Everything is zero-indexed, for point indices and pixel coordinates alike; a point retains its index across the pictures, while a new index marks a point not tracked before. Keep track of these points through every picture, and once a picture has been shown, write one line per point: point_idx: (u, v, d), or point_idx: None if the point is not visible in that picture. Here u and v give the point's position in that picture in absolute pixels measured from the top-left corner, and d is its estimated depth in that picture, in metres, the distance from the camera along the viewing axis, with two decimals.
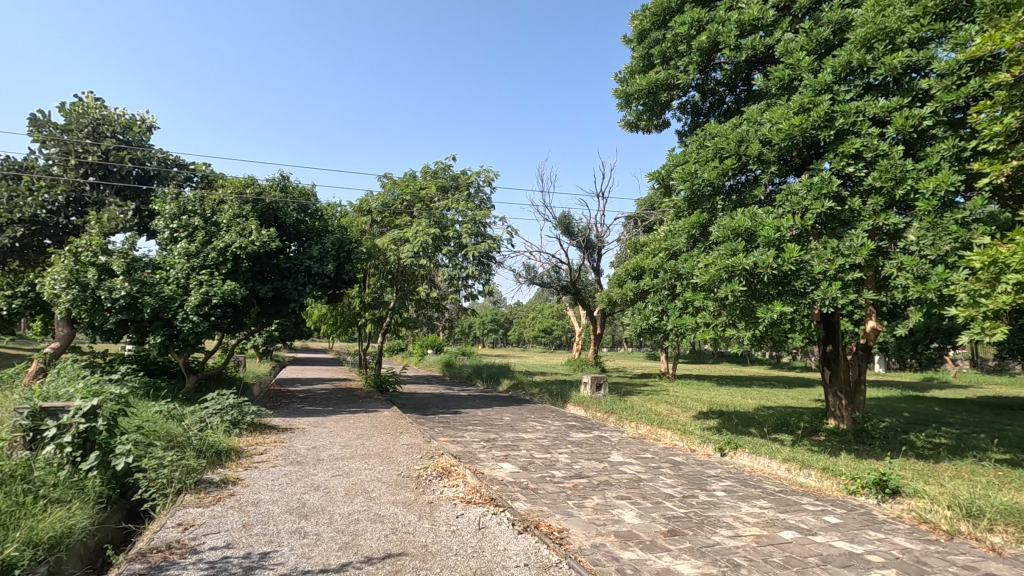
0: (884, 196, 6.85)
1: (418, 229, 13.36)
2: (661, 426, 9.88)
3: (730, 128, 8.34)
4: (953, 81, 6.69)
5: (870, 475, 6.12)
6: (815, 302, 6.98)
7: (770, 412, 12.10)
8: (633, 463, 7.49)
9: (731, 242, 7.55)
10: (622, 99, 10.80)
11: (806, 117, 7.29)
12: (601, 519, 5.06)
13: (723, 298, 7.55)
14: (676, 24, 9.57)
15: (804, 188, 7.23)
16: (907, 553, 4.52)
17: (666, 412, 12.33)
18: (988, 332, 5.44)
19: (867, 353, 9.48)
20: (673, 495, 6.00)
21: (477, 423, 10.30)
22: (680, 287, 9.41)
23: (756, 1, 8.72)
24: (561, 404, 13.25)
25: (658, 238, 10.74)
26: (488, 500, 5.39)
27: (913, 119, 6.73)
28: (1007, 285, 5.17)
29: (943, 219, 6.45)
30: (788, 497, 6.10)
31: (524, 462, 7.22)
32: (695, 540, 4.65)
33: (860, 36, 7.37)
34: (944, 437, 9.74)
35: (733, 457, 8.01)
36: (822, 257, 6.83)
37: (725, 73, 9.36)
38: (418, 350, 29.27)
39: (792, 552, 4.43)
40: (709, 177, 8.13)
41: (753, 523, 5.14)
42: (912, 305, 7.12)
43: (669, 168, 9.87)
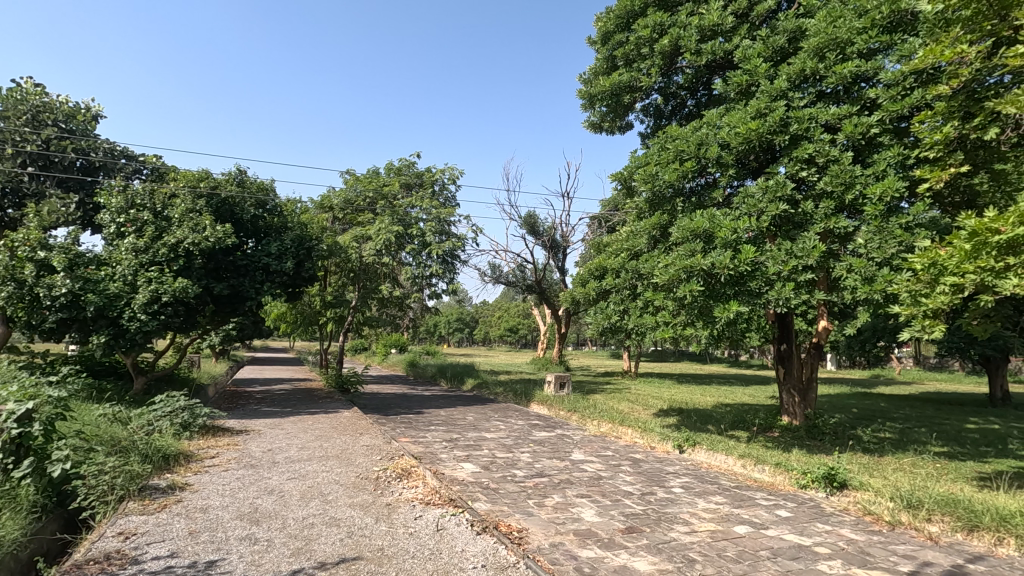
0: (835, 200, 7.11)
1: (381, 227, 13.11)
2: (623, 424, 10.01)
3: (691, 131, 8.51)
4: (898, 91, 6.94)
5: (820, 469, 6.33)
6: (770, 302, 7.18)
7: (727, 408, 12.47)
8: (594, 461, 7.55)
9: (690, 242, 7.70)
10: (586, 100, 10.90)
11: (762, 122, 7.49)
12: (560, 518, 5.08)
13: (682, 298, 7.71)
14: (639, 28, 9.71)
15: (760, 191, 7.42)
16: (852, 544, 4.69)
17: (628, 410, 12.51)
18: (928, 330, 5.70)
19: (819, 352, 9.78)
20: (632, 493, 6.08)
21: (440, 423, 10.21)
22: (641, 286, 9.71)
23: (716, 7, 8.92)
24: (525, 403, 13.27)
25: (621, 239, 10.89)
26: (448, 501, 5.34)
27: (860, 127, 7.00)
28: (945, 286, 5.43)
29: (888, 223, 6.76)
30: (742, 492, 6.26)
31: (486, 462, 7.18)
32: (651, 536, 4.72)
33: (813, 46, 7.60)
34: (888, 432, 10.18)
35: (691, 453, 8.17)
36: (776, 259, 7.04)
37: (685, 77, 9.55)
38: (381, 349, 28.88)
39: (745, 546, 4.54)
40: (670, 178, 8.29)
41: (708, 519, 5.25)
42: (861, 306, 7.40)
43: (632, 170, 10.04)
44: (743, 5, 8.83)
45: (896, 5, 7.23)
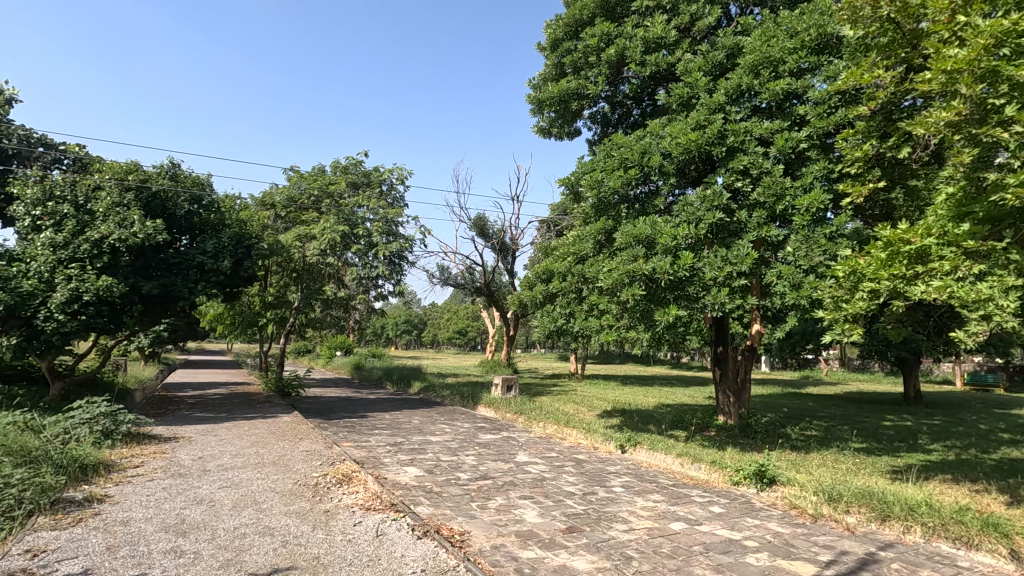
0: (767, 210, 7.50)
1: (325, 226, 12.71)
2: (567, 426, 10.15)
3: (635, 140, 8.75)
4: (825, 109, 7.39)
5: (751, 466, 6.63)
6: (707, 306, 7.49)
7: (668, 409, 12.91)
8: (538, 463, 7.62)
9: (632, 248, 7.90)
10: (535, 105, 11.07)
11: (702, 134, 7.79)
12: (503, 520, 5.10)
13: (625, 302, 7.90)
14: (586, 37, 9.92)
15: (698, 199, 7.72)
16: (778, 537, 4.94)
17: (573, 411, 12.71)
18: (848, 333, 6.09)
19: (753, 354, 10.20)
20: (574, 493, 6.17)
21: (384, 427, 10.02)
22: (586, 290, 9.89)
23: (660, 21, 9.22)
24: (472, 405, 13.24)
25: (568, 243, 11.06)
26: (389, 506, 5.26)
27: (791, 141, 7.40)
28: (863, 292, 5.82)
29: (814, 233, 7.19)
30: (679, 490, 6.49)
31: (430, 466, 7.11)
32: (591, 535, 4.81)
33: (748, 63, 7.97)
34: (814, 430, 10.77)
35: (632, 453, 8.37)
36: (713, 264, 7.33)
37: (630, 87, 9.81)
38: (325, 352, 28.11)
39: (679, 542, 4.71)
40: (614, 185, 8.51)
41: (646, 516, 5.41)
42: (790, 310, 7.82)
43: (578, 175, 10.25)
44: (685, 20, 9.16)
45: (822, 29, 7.73)
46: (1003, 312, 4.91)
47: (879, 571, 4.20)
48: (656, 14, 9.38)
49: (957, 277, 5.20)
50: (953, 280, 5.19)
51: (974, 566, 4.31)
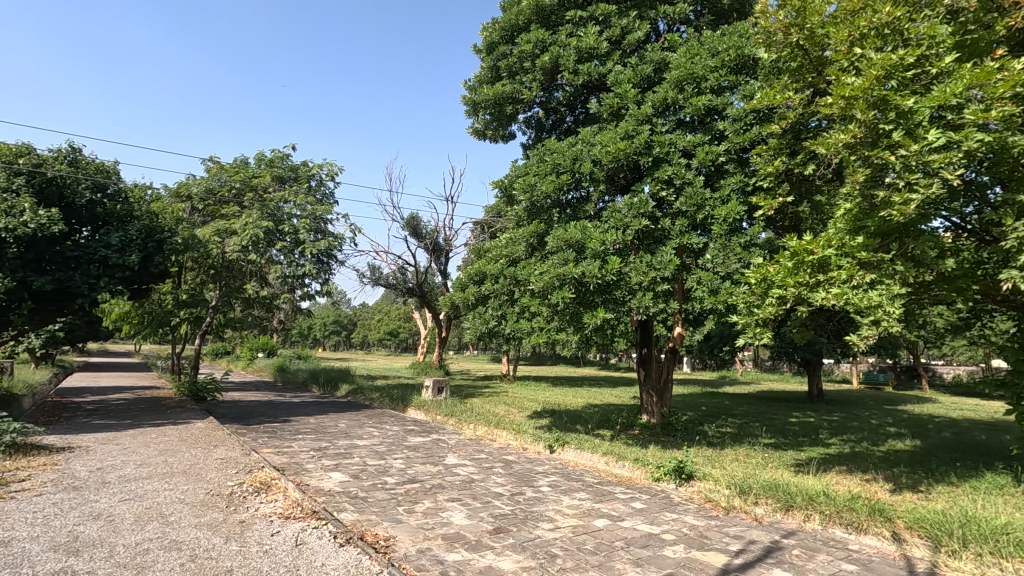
0: (688, 218, 7.89)
1: (248, 221, 12.12)
2: (498, 427, 10.20)
3: (567, 147, 8.95)
4: (741, 125, 7.86)
5: (671, 463, 6.93)
6: (632, 310, 7.77)
7: (595, 409, 13.27)
8: (467, 465, 7.61)
9: (563, 252, 8.07)
10: (470, 107, 11.08)
11: (630, 144, 8.09)
12: (429, 523, 5.04)
13: (555, 305, 8.05)
14: (522, 42, 10.03)
15: (626, 207, 7.99)
16: (694, 529, 5.21)
17: (503, 412, 12.79)
18: (758, 336, 6.52)
19: (674, 356, 10.65)
20: (502, 494, 6.21)
21: (308, 431, 9.65)
22: (518, 292, 9.99)
23: (592, 32, 9.47)
24: (401, 408, 13.01)
25: (501, 245, 11.13)
26: (310, 514, 5.06)
27: (711, 155, 7.82)
28: (773, 298, 6.25)
29: (730, 242, 7.62)
30: (604, 487, 6.69)
31: (356, 470, 6.92)
32: (518, 535, 4.86)
33: (673, 78, 8.35)
34: (729, 427, 11.43)
35: (560, 453, 8.53)
36: (639, 270, 7.61)
37: (564, 94, 10.02)
38: (246, 353, 26.68)
39: (602, 538, 4.85)
40: (547, 190, 8.66)
41: (571, 514, 5.53)
42: (709, 314, 8.26)
43: (512, 178, 10.36)
44: (616, 32, 9.45)
45: (740, 51, 8.23)
46: (890, 317, 5.45)
47: (781, 558, 4.52)
48: (589, 25, 9.63)
49: (852, 285, 5.70)
50: (849, 288, 5.69)
51: (863, 548, 4.74)
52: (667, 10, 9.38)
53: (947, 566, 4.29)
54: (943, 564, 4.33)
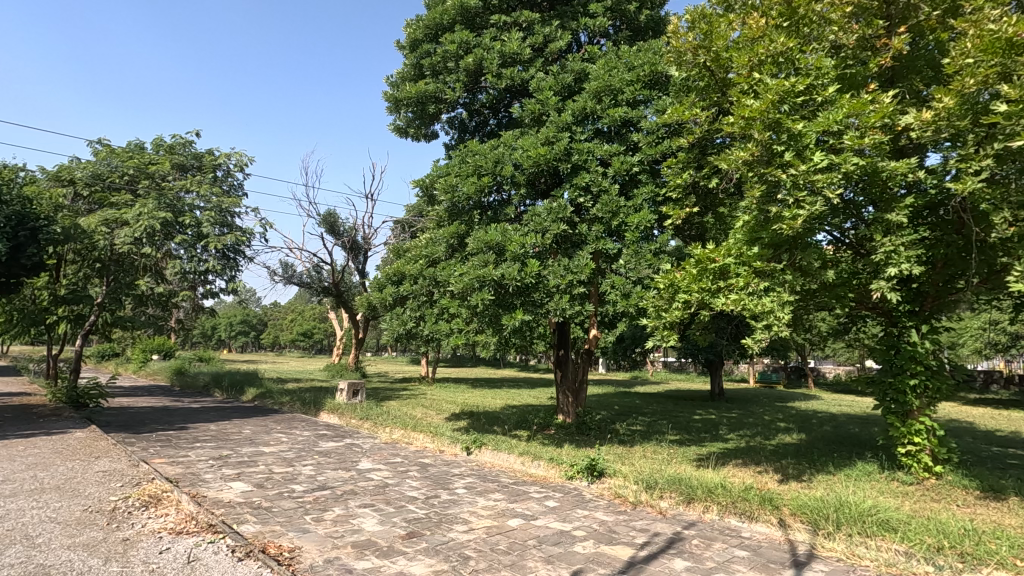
0: (604, 225, 8.18)
1: (142, 211, 11.12)
2: (414, 430, 10.04)
3: (489, 149, 9.00)
4: (654, 138, 8.27)
5: (584, 461, 7.15)
6: (550, 312, 7.92)
7: (513, 410, 13.40)
8: (381, 469, 7.42)
9: (483, 254, 8.11)
10: (392, 103, 10.85)
11: (550, 150, 8.26)
12: (338, 531, 4.86)
13: (474, 306, 8.05)
14: (446, 42, 9.97)
15: (545, 211, 8.16)
16: (603, 524, 5.39)
17: (421, 415, 12.61)
18: (665, 339, 6.88)
19: (589, 357, 10.94)
20: (416, 497, 6.12)
21: (207, 439, 8.99)
22: (437, 293, 9.90)
23: (516, 38, 9.59)
24: (313, 412, 12.46)
25: (421, 245, 11.00)
26: (205, 528, 4.71)
27: (626, 164, 8.16)
28: (679, 303, 6.63)
29: (642, 249, 7.98)
30: (519, 487, 6.78)
31: (260, 479, 6.54)
32: (431, 539, 4.80)
33: (592, 89, 8.62)
34: (639, 425, 11.96)
35: (477, 454, 8.53)
36: (557, 273, 7.78)
37: (487, 97, 10.08)
38: (138, 355, 24.43)
39: (515, 538, 4.91)
40: (468, 191, 8.65)
41: (486, 515, 5.55)
42: (623, 316, 8.60)
43: (433, 178, 10.27)
44: (539, 40, 9.63)
45: (653, 67, 8.65)
46: (780, 322, 5.97)
47: (682, 548, 4.79)
48: (513, 30, 9.74)
49: (748, 291, 6.19)
50: (745, 294, 6.17)
51: (753, 535, 5.13)
52: (588, 23, 9.68)
53: (823, 547, 4.75)
54: (820, 545, 4.79)
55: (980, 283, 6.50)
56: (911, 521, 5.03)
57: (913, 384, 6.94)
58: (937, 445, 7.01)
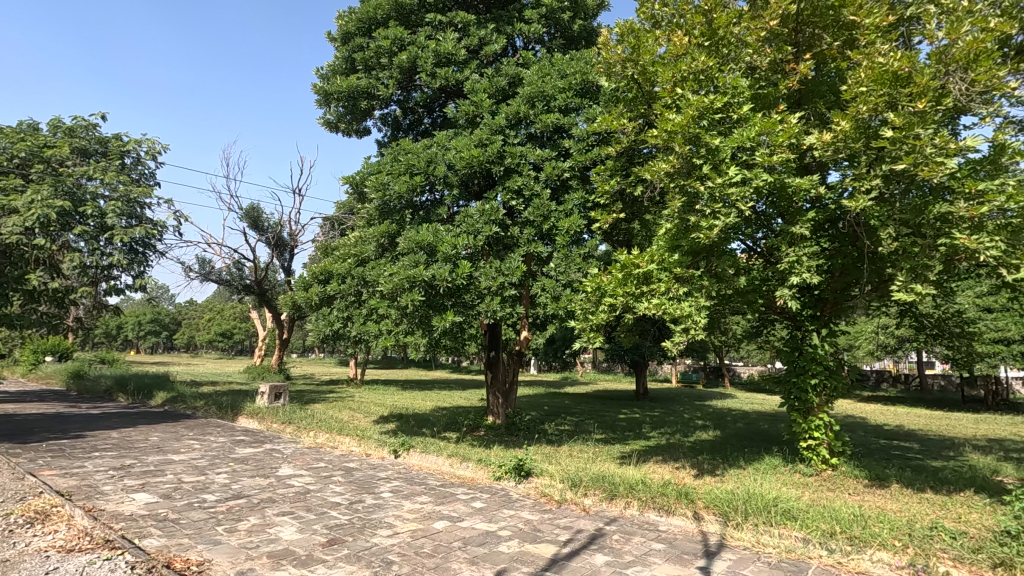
0: (535, 228, 8.31)
1: (35, 198, 10.10)
2: (340, 434, 9.75)
3: (422, 148, 8.90)
4: (584, 145, 8.51)
5: (512, 461, 7.22)
6: (480, 313, 7.93)
7: (443, 412, 13.30)
8: (303, 475, 7.15)
9: (414, 254, 8.02)
10: (321, 96, 10.51)
11: (483, 152, 8.29)
12: (253, 541, 4.64)
13: (404, 307, 7.94)
14: (379, 37, 9.78)
15: (478, 212, 8.18)
16: (528, 524, 5.47)
17: (348, 418, 12.27)
18: (592, 340, 7.10)
19: (519, 359, 11.07)
20: (339, 503, 5.94)
21: (108, 448, 8.30)
22: (366, 293, 9.68)
23: (450, 38, 9.55)
24: (231, 417, 11.81)
25: (350, 244, 10.72)
26: (101, 544, 4.35)
27: (557, 170, 8.34)
28: (605, 306, 6.88)
29: (572, 253, 8.18)
30: (446, 489, 6.74)
31: (168, 489, 6.12)
32: (353, 545, 4.68)
33: (525, 94, 8.73)
34: (566, 425, 12.22)
35: (405, 457, 8.41)
36: (488, 274, 7.81)
37: (421, 95, 9.97)
38: (27, 357, 22.14)
39: (440, 540, 4.88)
40: (399, 190, 8.52)
41: (411, 519, 5.48)
42: (552, 318, 8.76)
43: (364, 175, 10.04)
44: (474, 42, 9.64)
45: (584, 77, 8.91)
46: (696, 326, 6.32)
47: (603, 543, 4.95)
48: (448, 30, 9.69)
49: (668, 296, 6.51)
50: (666, 299, 6.49)
51: (669, 528, 5.38)
52: (522, 28, 9.81)
53: (732, 537, 5.06)
54: (729, 535, 5.09)
55: (871, 291, 7.15)
56: (809, 510, 5.46)
57: (813, 383, 7.55)
58: (833, 439, 7.65)
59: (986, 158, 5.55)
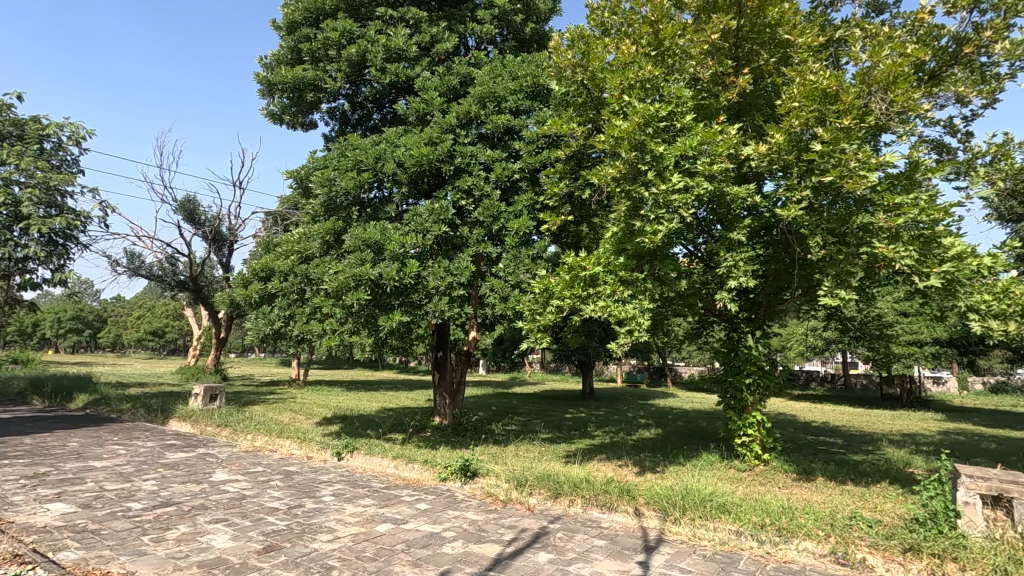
0: (484, 228, 8.31)
1: None
2: (280, 437, 9.42)
3: (370, 144, 8.72)
4: (534, 148, 8.58)
5: (457, 462, 7.19)
6: (428, 313, 7.85)
7: (389, 413, 13.09)
8: (239, 480, 6.85)
9: (361, 252, 7.84)
10: (265, 86, 10.13)
11: (433, 150, 8.22)
12: (182, 551, 4.41)
13: (349, 306, 7.75)
14: (327, 28, 9.53)
15: (427, 211, 8.10)
16: (473, 524, 5.47)
17: (288, 420, 11.86)
18: (539, 341, 7.17)
19: (467, 359, 11.05)
20: (277, 508, 5.73)
21: (19, 455, 7.67)
22: (309, 292, 9.40)
23: (402, 33, 9.41)
24: (161, 420, 11.18)
25: (294, 241, 10.37)
26: (9, 559, 4.02)
27: (507, 171, 8.38)
28: (552, 307, 6.97)
29: (521, 254, 8.24)
30: (391, 491, 6.63)
31: (88, 498, 5.72)
32: (291, 551, 4.53)
33: (477, 94, 8.71)
34: (514, 425, 12.28)
35: (348, 459, 8.22)
36: (436, 274, 7.75)
37: (370, 90, 9.77)
38: None
39: (383, 544, 4.80)
40: (346, 186, 8.32)
41: (353, 522, 5.36)
42: (501, 318, 8.78)
43: (309, 170, 9.74)
44: (426, 39, 9.54)
45: (536, 79, 8.99)
46: (640, 327, 6.50)
47: (547, 541, 5.00)
48: (399, 25, 9.55)
49: (613, 298, 6.66)
50: (611, 301, 6.64)
51: (611, 524, 5.50)
52: (475, 28, 9.80)
53: (671, 531, 5.23)
54: (668, 530, 5.27)
55: (801, 295, 7.57)
56: (741, 503, 5.72)
57: (747, 383, 7.92)
58: (765, 436, 8.04)
59: (902, 173, 5.98)
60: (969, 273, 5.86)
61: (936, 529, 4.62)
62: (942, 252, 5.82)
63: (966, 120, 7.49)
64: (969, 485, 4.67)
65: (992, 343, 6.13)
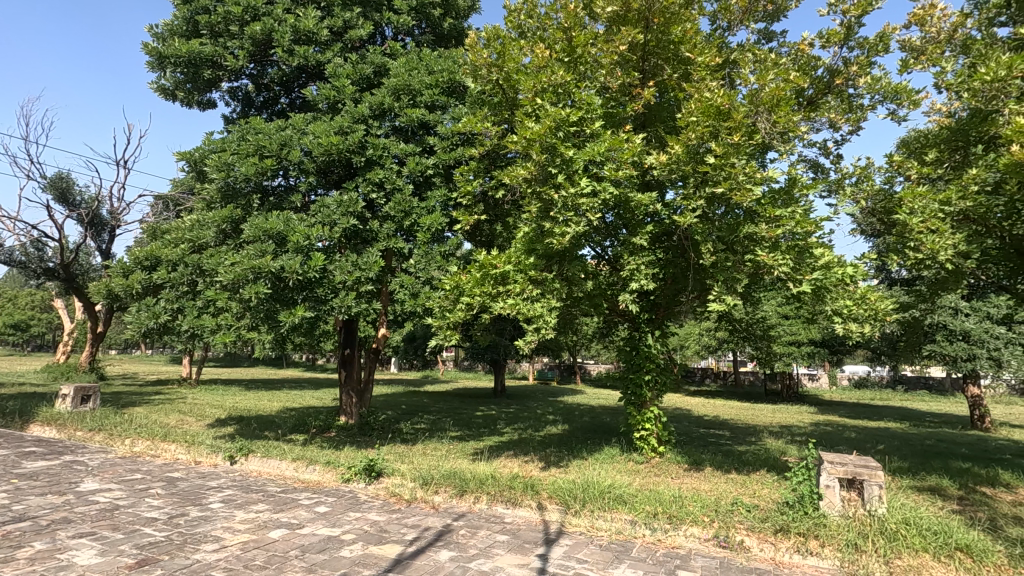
0: (395, 223, 8.11)
1: None
2: (164, 440, 8.66)
3: (275, 129, 8.24)
4: (449, 144, 8.53)
5: (362, 462, 6.98)
6: (333, 309, 7.55)
7: (290, 413, 12.42)
8: (112, 489, 6.22)
9: (261, 242, 7.39)
10: (156, 58, 9.27)
11: (343, 140, 7.92)
12: (37, 571, 3.93)
13: (247, 300, 7.28)
14: (229, 2, 8.90)
15: (334, 203, 7.81)
16: (374, 525, 5.33)
17: (175, 422, 10.93)
18: (448, 337, 7.10)
19: (376, 357, 10.75)
20: (155, 519, 5.26)
21: None
22: (202, 284, 8.72)
23: (312, 15, 8.98)
24: (18, 425, 9.87)
25: (185, 228, 9.56)
26: None
27: (421, 166, 8.26)
28: (462, 304, 6.93)
29: (432, 250, 8.14)
30: (287, 495, 6.31)
31: None
32: (169, 564, 4.18)
33: (391, 85, 8.51)
34: (423, 424, 12.12)
35: (243, 463, 7.72)
36: (343, 268, 7.48)
37: (277, 72, 9.22)
38: None
39: (275, 550, 4.56)
40: (246, 172, 7.80)
41: (243, 530, 5.04)
42: (410, 316, 8.62)
43: (205, 153, 9.03)
44: (338, 24, 9.17)
45: (452, 76, 8.92)
46: (547, 326, 6.66)
47: (449, 539, 4.99)
48: (309, 7, 9.10)
49: (522, 296, 6.77)
50: (520, 300, 6.73)
51: (514, 519, 5.59)
52: (391, 18, 9.57)
53: (570, 523, 5.40)
54: (568, 522, 5.44)
55: (695, 298, 8.08)
56: (637, 494, 6.02)
57: (647, 379, 8.36)
58: (661, 429, 8.54)
59: (783, 189, 6.57)
60: (834, 280, 6.57)
61: (802, 511, 5.11)
62: (813, 261, 6.49)
63: (837, 144, 8.34)
64: (830, 470, 5.16)
65: (852, 343, 6.89)
